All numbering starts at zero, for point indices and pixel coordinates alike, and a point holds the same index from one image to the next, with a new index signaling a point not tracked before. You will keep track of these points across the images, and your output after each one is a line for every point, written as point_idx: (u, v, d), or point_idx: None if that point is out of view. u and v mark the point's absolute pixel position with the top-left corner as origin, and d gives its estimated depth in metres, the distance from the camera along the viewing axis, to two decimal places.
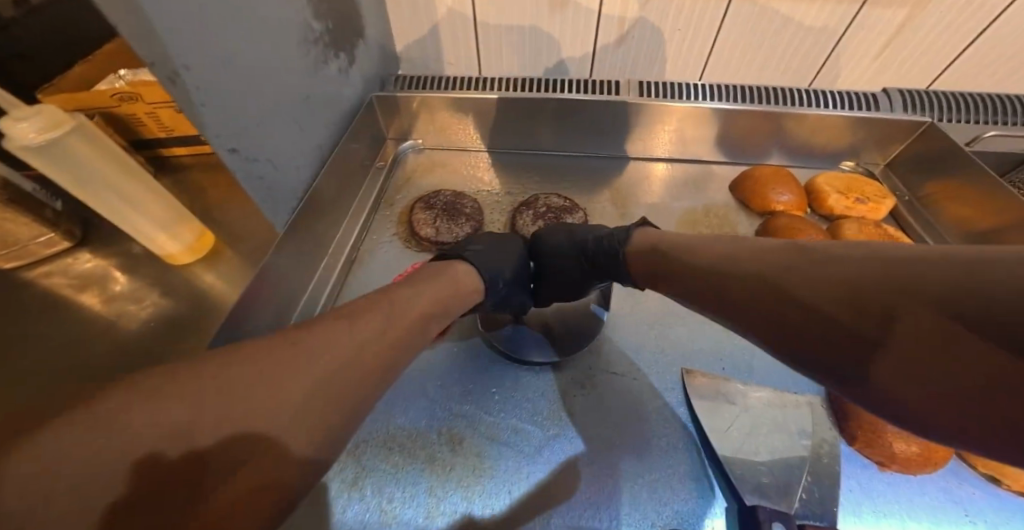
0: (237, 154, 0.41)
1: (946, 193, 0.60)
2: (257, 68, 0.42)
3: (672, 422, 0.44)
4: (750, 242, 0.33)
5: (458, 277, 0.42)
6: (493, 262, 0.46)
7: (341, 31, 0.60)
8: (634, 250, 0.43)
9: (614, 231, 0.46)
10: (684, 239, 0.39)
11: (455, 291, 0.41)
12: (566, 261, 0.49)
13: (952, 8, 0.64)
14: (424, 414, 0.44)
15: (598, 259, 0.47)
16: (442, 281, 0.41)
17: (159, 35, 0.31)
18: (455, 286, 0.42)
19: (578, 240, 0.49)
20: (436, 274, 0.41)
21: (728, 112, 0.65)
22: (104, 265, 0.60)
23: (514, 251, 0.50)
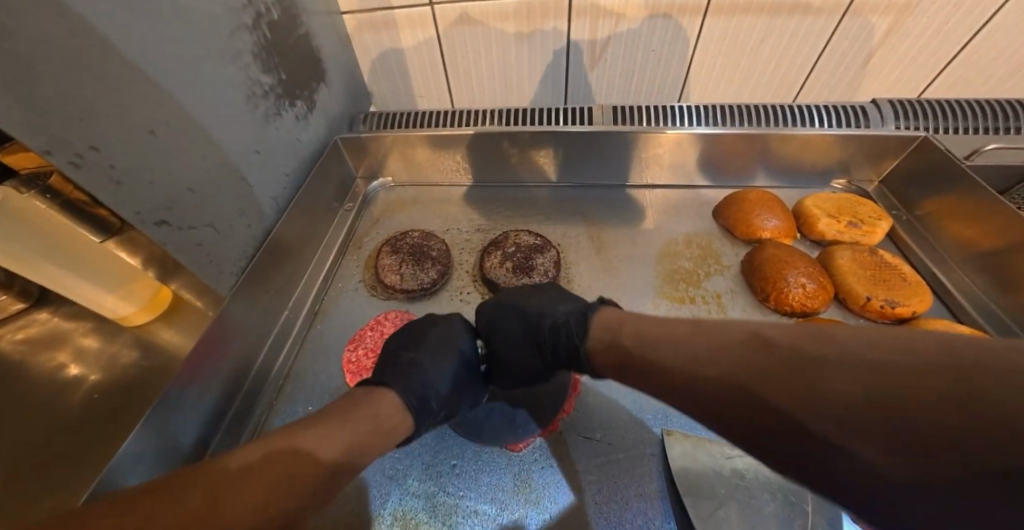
0: (168, 226, 0.39)
1: (947, 213, 0.56)
2: (194, 132, 0.41)
3: (651, 496, 0.41)
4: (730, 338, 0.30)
5: (380, 412, 0.37)
6: (425, 376, 0.41)
7: (296, 79, 0.58)
8: (593, 346, 0.39)
9: (567, 320, 0.41)
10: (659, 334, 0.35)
11: (376, 431, 0.36)
12: (518, 347, 0.45)
13: (941, 12, 0.61)
14: (378, 497, 0.40)
15: (553, 350, 0.43)
16: (363, 413, 0.36)
17: (57, 117, 0.29)
18: (380, 418, 0.36)
19: (529, 324, 0.44)
20: (358, 404, 0.37)
21: (708, 136, 0.62)
22: (60, 325, 0.57)
23: (452, 347, 0.45)
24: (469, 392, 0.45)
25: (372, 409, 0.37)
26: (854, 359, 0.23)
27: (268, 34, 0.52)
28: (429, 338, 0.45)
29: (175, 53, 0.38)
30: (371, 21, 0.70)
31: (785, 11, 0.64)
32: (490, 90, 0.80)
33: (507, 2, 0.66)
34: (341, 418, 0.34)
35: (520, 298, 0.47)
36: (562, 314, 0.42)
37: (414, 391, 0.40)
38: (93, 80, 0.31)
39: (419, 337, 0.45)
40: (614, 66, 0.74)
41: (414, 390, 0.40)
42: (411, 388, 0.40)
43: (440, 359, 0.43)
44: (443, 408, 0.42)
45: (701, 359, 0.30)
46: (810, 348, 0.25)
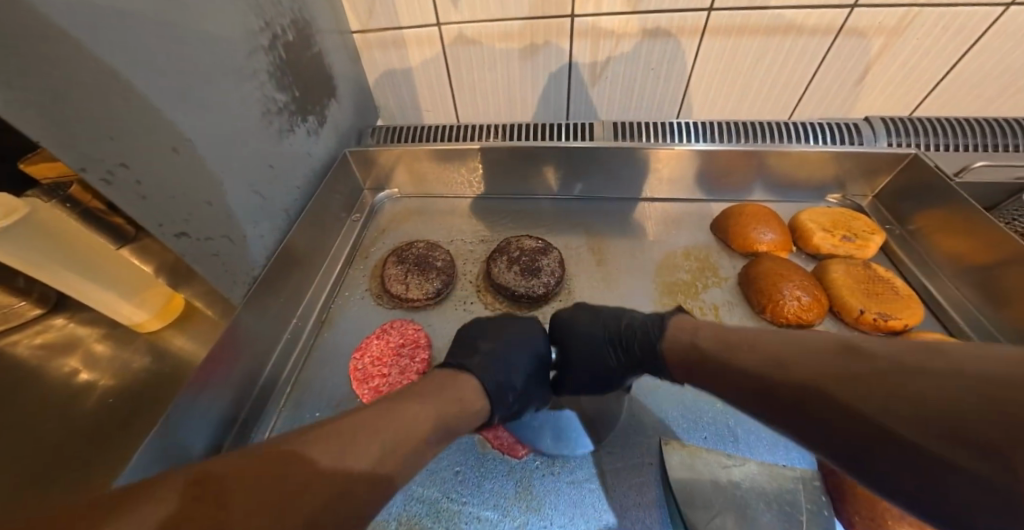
0: (187, 238, 0.40)
1: (939, 227, 0.57)
2: (211, 147, 0.43)
3: (649, 504, 0.42)
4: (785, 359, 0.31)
5: (463, 395, 0.40)
6: (504, 367, 0.44)
7: (308, 96, 0.60)
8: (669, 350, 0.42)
9: (648, 325, 0.45)
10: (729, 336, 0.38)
11: (458, 412, 0.38)
12: (594, 350, 0.48)
13: (929, 35, 0.63)
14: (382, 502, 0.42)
15: (631, 350, 0.46)
16: (441, 402, 0.38)
17: (89, 136, 0.31)
18: (457, 405, 0.39)
19: (608, 329, 0.49)
20: (437, 391, 0.39)
21: (704, 152, 0.64)
22: (76, 332, 0.59)
23: (531, 342, 0.48)
24: (536, 390, 0.47)
25: (455, 392, 0.40)
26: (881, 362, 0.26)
27: (284, 55, 0.54)
28: (506, 335, 0.48)
29: (195, 75, 0.40)
30: (381, 40, 0.73)
31: (779, 32, 0.66)
32: (495, 106, 0.82)
33: (511, 23, 0.68)
34: (425, 401, 0.37)
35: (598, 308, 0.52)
36: (643, 323, 0.47)
37: (498, 377, 0.43)
38: (123, 102, 0.33)
39: (499, 328, 0.48)
40: (615, 83, 0.77)
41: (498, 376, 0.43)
42: (496, 372, 0.43)
43: (518, 354, 0.46)
44: (518, 399, 0.44)
45: (783, 358, 0.32)
46: (909, 358, 0.25)
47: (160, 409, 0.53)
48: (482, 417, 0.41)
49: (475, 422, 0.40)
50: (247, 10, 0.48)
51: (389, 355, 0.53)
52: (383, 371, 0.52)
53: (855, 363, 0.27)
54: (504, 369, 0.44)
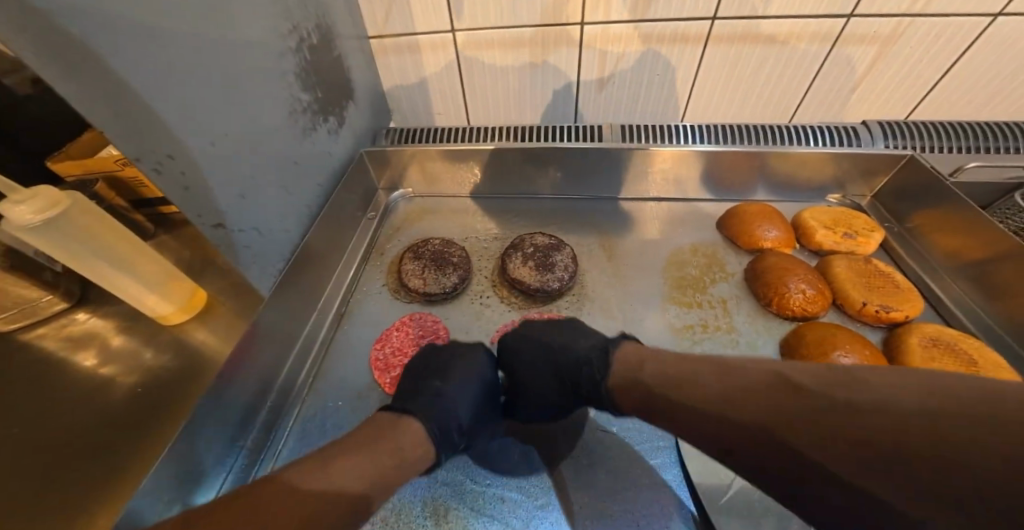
0: (222, 228, 0.42)
1: (935, 225, 0.60)
2: (245, 143, 0.45)
3: (665, 486, 0.43)
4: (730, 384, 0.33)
5: (401, 445, 0.37)
6: (448, 404, 0.42)
7: (329, 97, 0.62)
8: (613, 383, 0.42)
9: (590, 356, 0.45)
10: (667, 368, 0.38)
11: (391, 467, 0.35)
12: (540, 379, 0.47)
13: (921, 43, 0.66)
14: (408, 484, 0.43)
15: (575, 385, 0.45)
16: (379, 450, 0.35)
17: (141, 128, 0.33)
18: (398, 453, 0.36)
19: (556, 360, 0.47)
20: (374, 437, 0.36)
21: (708, 153, 0.66)
22: (99, 325, 0.60)
23: (475, 377, 0.47)
24: (484, 420, 0.46)
25: (394, 440, 0.37)
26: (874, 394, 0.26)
27: (309, 57, 0.56)
28: (452, 367, 0.47)
29: (232, 73, 0.43)
30: (396, 45, 0.75)
31: (779, 40, 0.69)
32: (505, 109, 0.85)
33: (524, 29, 0.71)
34: (363, 453, 0.35)
35: (542, 331, 0.50)
36: (585, 351, 0.46)
37: (443, 418, 0.41)
38: (168, 96, 0.35)
39: (442, 367, 0.46)
40: (622, 87, 0.79)
41: (442, 417, 0.41)
42: (441, 413, 0.41)
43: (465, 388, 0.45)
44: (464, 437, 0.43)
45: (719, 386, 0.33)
46: (907, 393, 0.25)
47: (183, 400, 0.54)
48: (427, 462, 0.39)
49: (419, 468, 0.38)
50: (277, 13, 0.50)
51: (410, 346, 0.56)
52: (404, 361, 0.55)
53: (798, 401, 0.28)
54: (448, 413, 0.42)
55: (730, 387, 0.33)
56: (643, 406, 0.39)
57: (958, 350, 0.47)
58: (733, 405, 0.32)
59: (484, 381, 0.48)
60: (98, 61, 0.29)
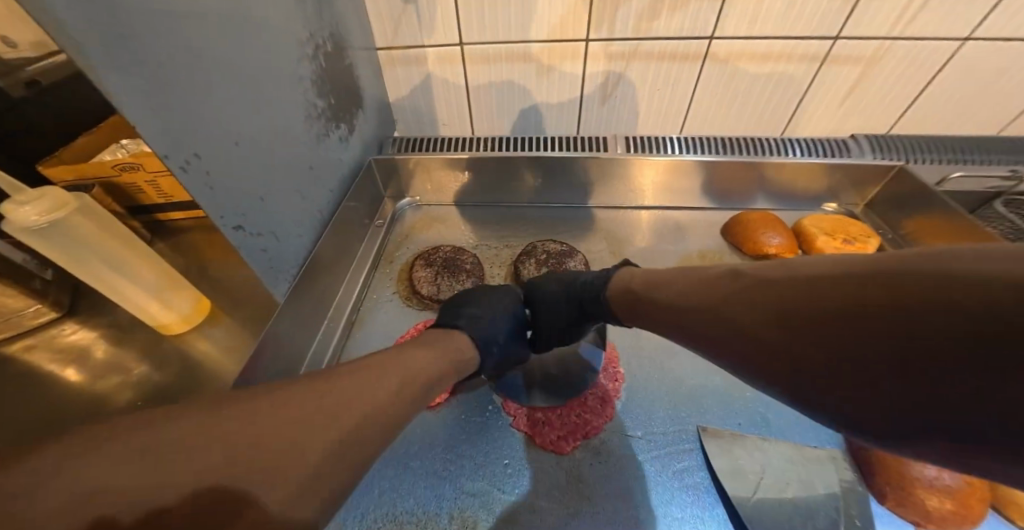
0: (242, 231, 0.41)
1: (927, 230, 0.63)
2: (265, 145, 0.44)
3: (695, 490, 0.43)
4: (707, 282, 0.33)
5: (457, 346, 0.42)
6: (485, 322, 0.46)
7: (341, 104, 0.62)
8: (614, 295, 0.43)
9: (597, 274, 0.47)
10: (655, 274, 0.40)
11: (452, 362, 0.41)
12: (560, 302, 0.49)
13: (900, 64, 0.72)
14: (433, 497, 0.42)
15: (590, 302, 0.46)
16: (437, 349, 0.40)
17: (169, 124, 0.32)
18: (453, 351, 0.42)
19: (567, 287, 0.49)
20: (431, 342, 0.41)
21: (710, 163, 0.69)
22: (92, 337, 0.57)
23: (501, 305, 0.49)
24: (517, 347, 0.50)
25: (447, 343, 0.42)
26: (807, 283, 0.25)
27: (323, 64, 0.57)
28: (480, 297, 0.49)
29: (254, 75, 0.42)
30: (403, 57, 0.76)
31: (771, 59, 0.73)
32: (509, 121, 0.86)
33: (529, 45, 0.73)
34: (424, 348, 0.40)
35: (558, 272, 0.52)
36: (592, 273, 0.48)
37: (482, 335, 0.45)
38: (194, 97, 0.34)
39: (469, 298, 0.49)
40: (622, 102, 0.82)
41: (481, 334, 0.45)
42: (480, 329, 0.45)
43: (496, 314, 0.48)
44: (499, 354, 0.46)
45: (696, 293, 0.33)
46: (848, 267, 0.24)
47: None
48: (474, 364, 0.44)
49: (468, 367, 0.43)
50: (296, 19, 0.50)
51: None
52: None
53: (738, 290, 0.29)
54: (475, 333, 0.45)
55: (695, 286, 0.34)
56: (634, 317, 0.41)
57: None
58: (703, 305, 0.32)
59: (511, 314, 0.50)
60: (129, 55, 0.28)
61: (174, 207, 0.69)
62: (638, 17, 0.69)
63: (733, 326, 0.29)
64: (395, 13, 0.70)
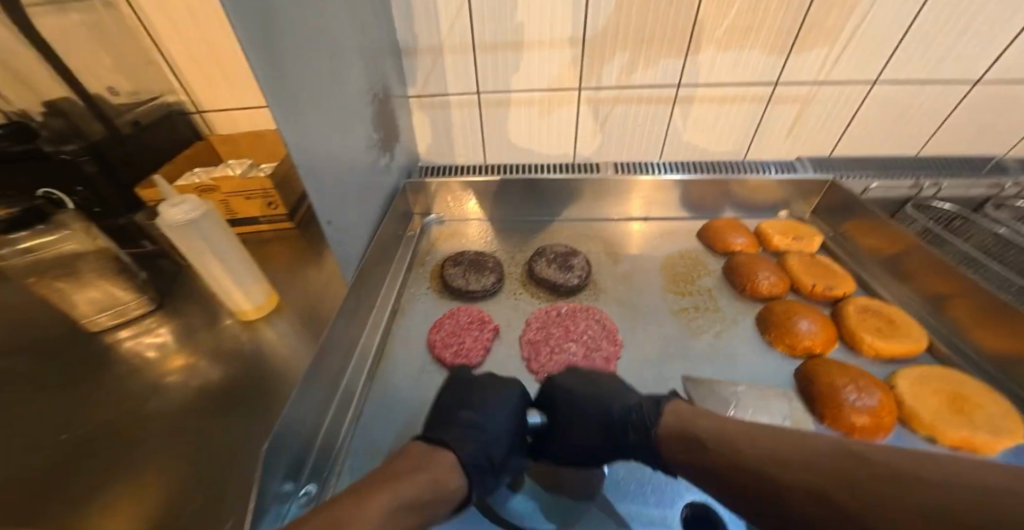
0: (328, 225, 0.55)
1: (857, 230, 0.78)
2: (342, 163, 0.59)
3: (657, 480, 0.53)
4: (789, 440, 0.39)
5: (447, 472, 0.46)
6: (483, 438, 0.50)
7: (388, 137, 0.78)
8: (663, 431, 0.48)
9: (644, 408, 0.51)
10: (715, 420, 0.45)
11: (434, 491, 0.42)
12: (584, 423, 0.54)
13: (828, 102, 0.90)
14: None
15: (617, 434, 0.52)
16: (422, 475, 0.43)
17: (293, 142, 0.47)
18: (438, 480, 0.44)
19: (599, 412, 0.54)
20: (421, 465, 0.44)
21: (681, 181, 0.84)
22: (176, 329, 0.68)
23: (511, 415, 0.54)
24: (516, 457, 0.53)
25: (434, 472, 0.44)
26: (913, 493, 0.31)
27: (379, 107, 0.73)
28: (488, 397, 0.54)
29: (339, 114, 0.58)
30: (430, 102, 0.92)
31: (726, 101, 0.92)
32: (516, 153, 1.02)
33: (534, 92, 0.91)
34: (410, 475, 0.42)
35: (588, 385, 0.57)
36: (638, 404, 0.52)
37: (476, 450, 0.48)
38: (301, 124, 0.49)
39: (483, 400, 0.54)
40: (610, 135, 0.99)
41: (475, 451, 0.48)
42: (473, 447, 0.48)
43: (502, 424, 0.52)
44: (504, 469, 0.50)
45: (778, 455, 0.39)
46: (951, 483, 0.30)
47: (259, 385, 0.61)
48: (457, 495, 0.45)
49: (450, 501, 0.44)
50: (364, 74, 0.67)
51: (462, 329, 0.66)
52: (460, 338, 0.65)
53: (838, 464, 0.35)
54: (479, 438, 0.49)
55: (777, 450, 0.39)
56: (687, 449, 0.45)
57: (881, 311, 0.62)
58: (788, 468, 0.37)
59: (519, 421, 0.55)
60: (276, 96, 0.44)
61: (238, 222, 0.83)
62: (620, 71, 0.87)
63: (812, 490, 0.35)
64: (426, 70, 0.88)
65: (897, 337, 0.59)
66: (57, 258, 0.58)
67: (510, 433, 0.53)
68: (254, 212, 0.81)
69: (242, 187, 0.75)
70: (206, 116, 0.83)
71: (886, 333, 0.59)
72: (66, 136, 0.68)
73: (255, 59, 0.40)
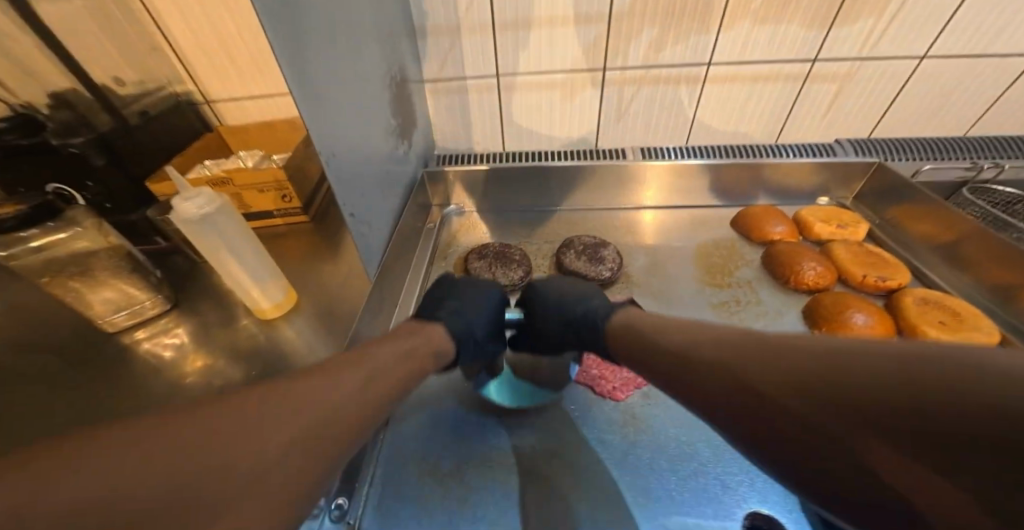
0: (352, 219, 0.53)
1: (906, 216, 0.73)
2: (364, 152, 0.56)
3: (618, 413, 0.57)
4: (713, 334, 0.39)
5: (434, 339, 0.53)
6: (464, 319, 0.58)
7: (406, 123, 0.74)
8: (613, 325, 0.54)
9: (600, 307, 0.58)
10: (661, 321, 0.47)
11: (425, 350, 0.51)
12: (551, 327, 0.61)
13: (871, 79, 0.84)
14: (525, 438, 0.55)
15: (578, 333, 0.59)
16: (417, 337, 0.51)
17: (317, 129, 0.44)
18: (430, 342, 0.52)
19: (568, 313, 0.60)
20: (414, 331, 0.52)
21: (712, 165, 0.80)
22: (191, 328, 0.65)
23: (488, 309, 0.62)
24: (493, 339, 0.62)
25: (427, 337, 0.52)
26: (810, 351, 0.30)
27: (396, 91, 0.69)
28: (466, 294, 0.62)
29: (360, 98, 0.54)
30: (446, 87, 0.88)
31: (760, 79, 0.86)
32: (536, 140, 0.98)
33: (556, 74, 0.86)
34: (404, 341, 0.49)
35: (560, 292, 0.64)
36: (596, 305, 0.59)
37: (459, 328, 0.57)
38: (323, 111, 0.45)
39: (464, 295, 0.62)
40: (635, 119, 0.94)
41: (458, 327, 0.57)
42: (458, 324, 0.57)
43: (480, 313, 0.61)
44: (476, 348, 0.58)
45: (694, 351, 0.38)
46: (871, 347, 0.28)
47: None
48: (444, 356, 0.53)
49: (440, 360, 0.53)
50: (382, 55, 0.63)
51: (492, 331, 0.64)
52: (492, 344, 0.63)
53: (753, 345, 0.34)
54: (462, 322, 0.57)
55: (697, 343, 0.39)
56: (629, 342, 0.49)
57: (945, 303, 0.58)
58: (707, 350, 0.37)
59: (494, 312, 0.63)
60: (300, 79, 0.41)
61: (250, 217, 0.80)
62: (647, 49, 0.82)
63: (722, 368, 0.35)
64: (442, 51, 0.83)
65: (966, 331, 0.54)
66: (70, 256, 0.55)
67: (488, 319, 0.61)
68: (268, 205, 0.78)
69: (256, 179, 0.72)
70: (216, 107, 0.80)
71: (954, 327, 0.55)
72: (74, 127, 0.66)
73: (278, 36, 0.37)
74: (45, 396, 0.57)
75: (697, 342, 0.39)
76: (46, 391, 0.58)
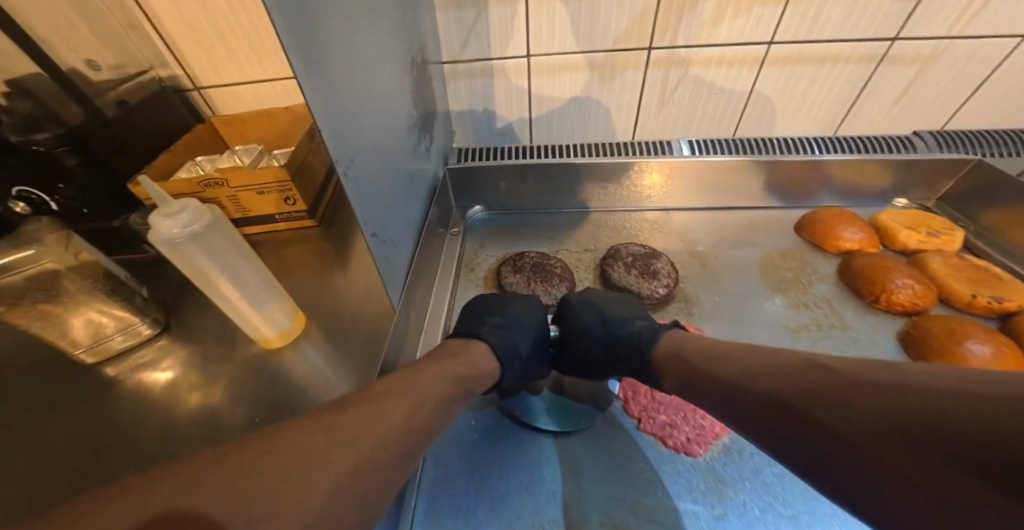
0: (374, 238, 0.43)
1: (1009, 222, 0.63)
2: (385, 154, 0.46)
3: (688, 464, 0.48)
4: (786, 365, 0.36)
5: (475, 359, 0.48)
6: (509, 336, 0.51)
7: (427, 115, 0.64)
8: (661, 353, 0.49)
9: (647, 328, 0.52)
10: (715, 344, 0.44)
11: (469, 374, 0.46)
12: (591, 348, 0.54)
13: (958, 61, 0.73)
14: (590, 503, 0.45)
15: (625, 355, 0.52)
16: (460, 360, 0.46)
17: (334, 131, 0.35)
18: (473, 366, 0.47)
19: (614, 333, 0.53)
20: (455, 352, 0.47)
21: (775, 162, 0.69)
22: (186, 357, 0.57)
23: (529, 320, 0.55)
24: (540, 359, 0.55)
25: (470, 357, 0.47)
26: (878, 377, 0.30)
27: (417, 76, 0.59)
28: (510, 309, 0.55)
29: (379, 88, 0.45)
30: (467, 70, 0.77)
31: (829, 61, 0.75)
32: (566, 130, 0.88)
33: (593, 54, 0.75)
34: (446, 364, 0.44)
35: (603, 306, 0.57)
36: (643, 325, 0.53)
37: (506, 347, 0.50)
38: (343, 114, 0.36)
39: (502, 306, 0.56)
40: (679, 106, 0.83)
41: (505, 346, 0.50)
42: (504, 342, 0.50)
43: (525, 331, 0.54)
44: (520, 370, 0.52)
45: (756, 374, 0.37)
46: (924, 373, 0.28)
47: None
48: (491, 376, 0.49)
49: (488, 380, 0.48)
50: (402, 33, 0.52)
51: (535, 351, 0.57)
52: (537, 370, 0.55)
53: (817, 372, 0.33)
54: (508, 340, 0.51)
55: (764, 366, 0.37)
56: (682, 369, 0.45)
57: None
58: (778, 377, 0.35)
59: (539, 332, 0.55)
60: (312, 65, 0.31)
61: (250, 222, 0.70)
62: (701, 24, 0.71)
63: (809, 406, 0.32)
64: (464, 28, 0.72)
65: None
66: (28, 282, 0.46)
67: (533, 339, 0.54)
68: (270, 210, 0.69)
69: (254, 180, 0.62)
70: (207, 94, 0.70)
71: None
72: (36, 120, 0.55)
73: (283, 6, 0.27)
74: (19, 444, 0.49)
75: (781, 378, 0.35)
76: (21, 435, 0.50)
